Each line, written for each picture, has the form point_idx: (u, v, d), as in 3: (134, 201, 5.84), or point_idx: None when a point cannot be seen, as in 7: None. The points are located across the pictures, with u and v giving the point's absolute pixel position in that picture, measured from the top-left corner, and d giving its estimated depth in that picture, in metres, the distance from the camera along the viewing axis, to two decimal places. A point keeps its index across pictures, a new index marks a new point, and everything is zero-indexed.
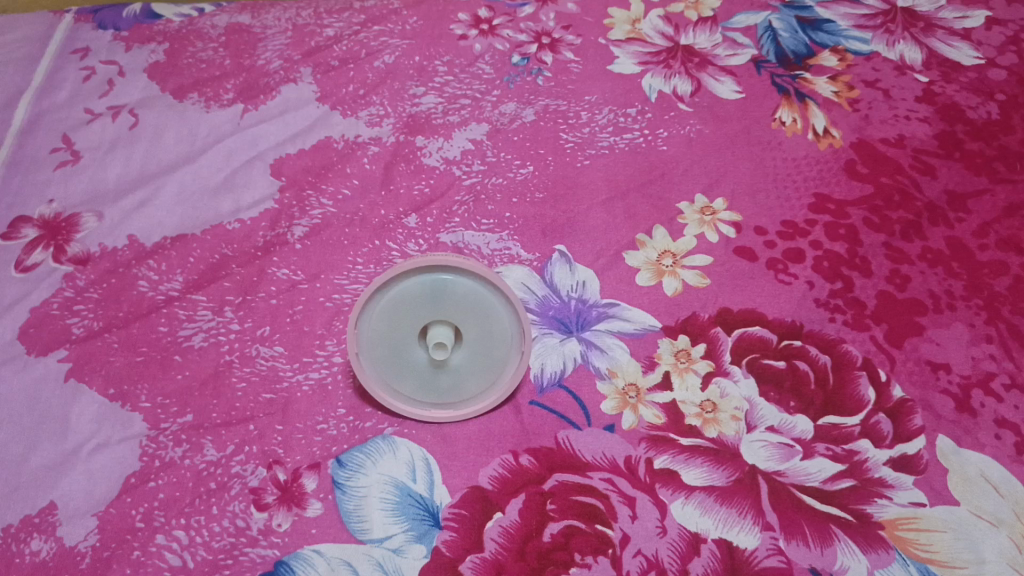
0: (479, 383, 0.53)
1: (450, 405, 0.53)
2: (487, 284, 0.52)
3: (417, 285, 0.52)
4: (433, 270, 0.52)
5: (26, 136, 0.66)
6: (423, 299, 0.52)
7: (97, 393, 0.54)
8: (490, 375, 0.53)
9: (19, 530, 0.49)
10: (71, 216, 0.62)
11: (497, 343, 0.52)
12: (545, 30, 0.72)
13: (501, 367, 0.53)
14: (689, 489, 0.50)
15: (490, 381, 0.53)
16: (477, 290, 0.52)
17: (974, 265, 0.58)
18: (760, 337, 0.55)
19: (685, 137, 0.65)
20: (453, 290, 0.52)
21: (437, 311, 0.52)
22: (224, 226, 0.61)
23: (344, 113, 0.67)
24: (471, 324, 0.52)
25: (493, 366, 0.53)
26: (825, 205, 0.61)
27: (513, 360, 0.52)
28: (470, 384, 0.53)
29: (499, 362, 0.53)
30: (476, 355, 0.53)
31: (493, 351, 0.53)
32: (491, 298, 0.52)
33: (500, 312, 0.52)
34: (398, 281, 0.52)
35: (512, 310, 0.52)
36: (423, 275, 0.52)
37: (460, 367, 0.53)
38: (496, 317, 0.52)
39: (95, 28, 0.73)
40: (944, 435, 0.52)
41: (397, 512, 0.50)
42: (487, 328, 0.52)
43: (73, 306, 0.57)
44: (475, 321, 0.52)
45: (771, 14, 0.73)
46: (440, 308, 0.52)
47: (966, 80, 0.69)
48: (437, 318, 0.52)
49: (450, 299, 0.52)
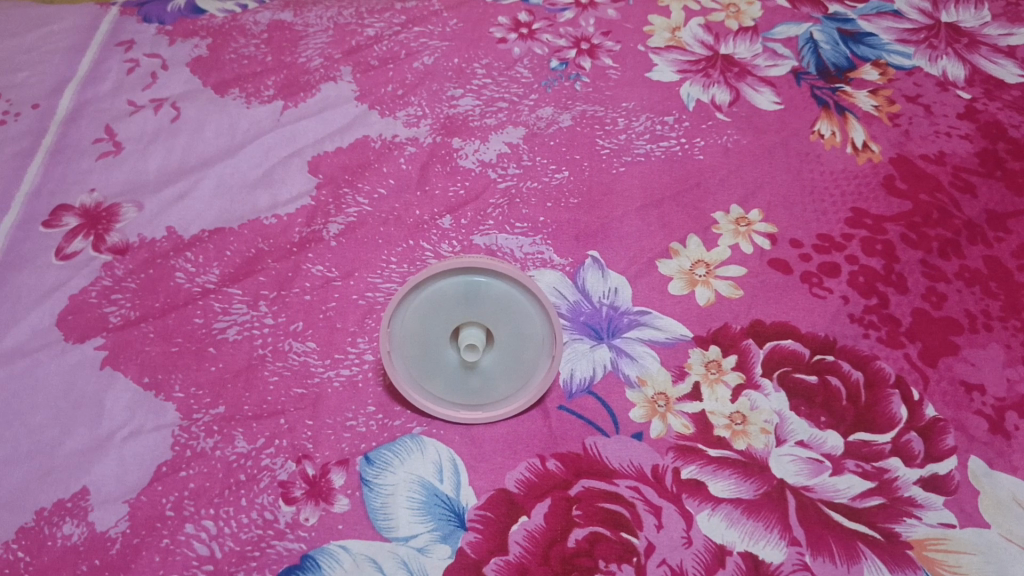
0: (510, 386, 0.53)
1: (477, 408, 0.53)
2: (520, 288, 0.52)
3: (451, 287, 0.52)
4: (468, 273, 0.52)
5: (70, 125, 0.67)
6: (457, 301, 0.52)
7: (132, 381, 0.54)
8: (520, 377, 0.53)
9: (52, 513, 0.50)
10: (112, 205, 0.63)
11: (528, 347, 0.53)
12: (584, 35, 0.72)
13: (531, 371, 0.53)
14: (715, 501, 0.50)
15: (520, 384, 0.53)
16: (512, 293, 0.52)
17: (1013, 286, 0.58)
18: (792, 351, 0.55)
19: (722, 147, 0.65)
20: (488, 293, 0.52)
21: (470, 313, 0.52)
22: (261, 221, 0.62)
23: (383, 113, 0.67)
24: (504, 326, 0.53)
25: (522, 369, 0.53)
26: (863, 220, 0.61)
27: (543, 364, 0.53)
28: (498, 388, 0.53)
29: (529, 365, 0.53)
30: (507, 357, 0.53)
31: (524, 355, 0.53)
32: (524, 302, 0.52)
33: (533, 317, 0.52)
34: (434, 281, 0.52)
35: (547, 315, 0.52)
36: (457, 276, 0.52)
37: (489, 369, 0.53)
38: (529, 320, 0.53)
39: (140, 22, 0.74)
40: (977, 456, 0.51)
41: (423, 511, 0.50)
42: (518, 333, 0.53)
43: (111, 295, 0.58)
44: (507, 324, 0.53)
45: (813, 26, 0.73)
46: (474, 310, 0.52)
47: (1010, 98, 0.68)
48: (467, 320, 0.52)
49: (484, 301, 0.52)
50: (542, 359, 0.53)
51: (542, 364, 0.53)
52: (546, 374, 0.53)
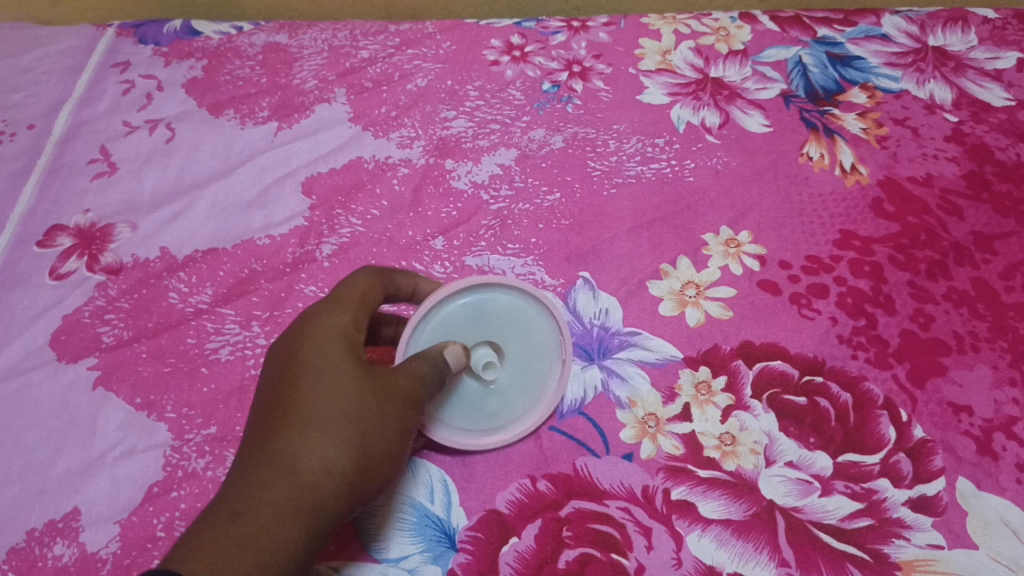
0: (526, 400, 0.54)
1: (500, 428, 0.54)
2: (524, 298, 0.54)
3: (459, 308, 0.53)
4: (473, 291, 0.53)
5: (65, 146, 0.68)
6: (466, 322, 0.53)
7: (124, 402, 0.55)
8: (536, 390, 0.54)
9: (43, 533, 0.51)
10: (106, 226, 0.64)
11: (537, 355, 0.54)
12: (576, 58, 0.73)
13: (546, 381, 0.55)
14: (705, 522, 0.50)
15: (536, 398, 0.54)
16: (517, 305, 0.54)
17: (1000, 307, 0.58)
18: (781, 372, 0.55)
19: (712, 169, 0.65)
20: (494, 308, 0.53)
21: (480, 336, 0.53)
22: (254, 241, 0.62)
23: (376, 134, 0.68)
24: (512, 340, 0.54)
25: (535, 379, 0.54)
26: (850, 242, 0.61)
27: (555, 373, 0.55)
28: (515, 401, 0.54)
29: (542, 375, 0.55)
30: (519, 373, 0.54)
31: (535, 364, 0.54)
32: (529, 311, 0.54)
33: (540, 326, 0.54)
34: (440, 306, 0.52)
35: (553, 319, 0.54)
36: (463, 297, 0.52)
37: (504, 386, 0.54)
38: (535, 329, 0.54)
39: (136, 43, 0.74)
40: (965, 477, 0.52)
41: (414, 532, 0.51)
42: (526, 346, 0.54)
43: (104, 315, 0.59)
44: (515, 339, 0.54)
45: (802, 50, 0.73)
46: (482, 327, 0.53)
47: (996, 121, 0.67)
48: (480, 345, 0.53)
49: (492, 321, 0.53)
50: (551, 362, 0.55)
51: (552, 367, 0.55)
52: (558, 376, 0.54)
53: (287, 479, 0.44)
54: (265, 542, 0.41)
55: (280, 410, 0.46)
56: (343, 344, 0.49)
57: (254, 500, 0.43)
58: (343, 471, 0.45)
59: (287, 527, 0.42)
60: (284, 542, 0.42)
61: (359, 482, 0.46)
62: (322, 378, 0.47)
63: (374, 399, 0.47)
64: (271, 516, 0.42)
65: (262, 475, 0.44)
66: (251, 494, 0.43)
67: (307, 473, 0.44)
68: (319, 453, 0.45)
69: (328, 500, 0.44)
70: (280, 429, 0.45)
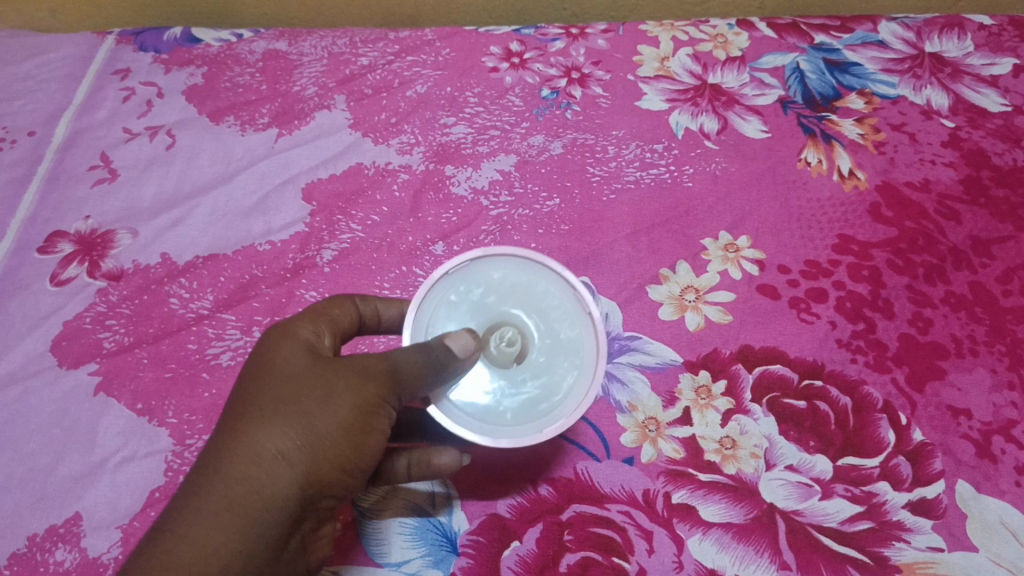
0: (570, 369, 0.46)
1: (556, 414, 0.44)
2: (517, 262, 0.48)
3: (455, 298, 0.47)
4: (463, 276, 0.47)
5: (65, 153, 0.68)
6: (469, 309, 0.47)
7: (125, 407, 0.55)
8: (577, 358, 0.46)
9: (45, 539, 0.51)
10: (107, 232, 0.64)
11: (561, 317, 0.47)
12: (575, 65, 0.73)
13: (582, 343, 0.46)
14: (706, 525, 0.50)
15: (580, 366, 0.46)
16: (513, 271, 0.48)
17: (998, 311, 0.58)
18: (780, 376, 0.56)
19: (710, 174, 0.66)
20: (493, 284, 0.47)
21: (487, 318, 0.47)
22: (255, 247, 0.63)
23: (376, 141, 0.68)
24: (529, 310, 0.47)
25: (570, 346, 0.46)
26: (849, 246, 0.62)
27: (589, 333, 0.46)
28: (559, 378, 0.45)
29: (575, 340, 0.46)
30: (550, 346, 0.46)
31: (559, 329, 0.47)
32: (530, 274, 0.48)
33: (548, 286, 0.47)
34: (434, 300, 0.47)
35: (557, 273, 0.47)
36: (454, 285, 0.47)
37: (539, 364, 0.46)
38: (543, 291, 0.47)
39: (136, 51, 0.74)
40: (964, 480, 0.52)
41: (416, 537, 0.51)
42: (542, 311, 0.47)
43: (105, 321, 0.59)
44: (526, 308, 0.47)
45: (799, 56, 0.73)
46: (490, 308, 0.47)
47: (993, 126, 0.68)
48: (491, 327, 0.46)
49: (491, 298, 0.47)
50: (580, 321, 0.47)
51: (584, 328, 0.46)
52: (594, 332, 0.46)
53: (224, 480, 0.39)
54: (192, 561, 0.37)
55: (224, 410, 0.42)
56: (298, 347, 0.45)
57: (187, 508, 0.38)
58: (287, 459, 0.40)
59: (220, 535, 0.38)
60: (216, 550, 0.38)
61: (308, 465, 0.41)
62: (266, 373, 0.43)
63: (319, 380, 0.43)
64: (200, 522, 0.38)
65: (196, 479, 0.39)
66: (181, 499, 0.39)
67: (243, 469, 0.40)
68: (260, 445, 0.40)
69: (275, 493, 0.40)
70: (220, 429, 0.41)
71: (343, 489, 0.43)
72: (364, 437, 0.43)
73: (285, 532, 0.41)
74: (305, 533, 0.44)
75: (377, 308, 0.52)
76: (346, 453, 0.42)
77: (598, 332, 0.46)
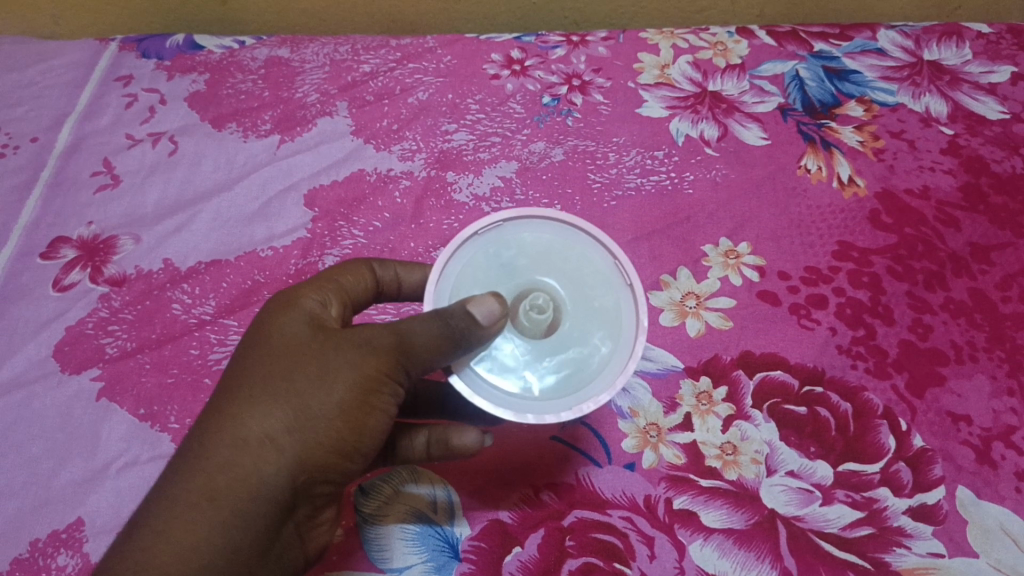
0: (604, 340, 0.43)
1: (589, 389, 0.42)
2: (549, 227, 0.46)
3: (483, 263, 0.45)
4: (491, 241, 0.45)
5: (68, 158, 0.68)
6: (497, 275, 0.45)
7: (128, 412, 0.56)
8: (611, 328, 0.44)
9: (47, 544, 0.51)
10: (110, 238, 0.64)
11: (595, 285, 0.45)
12: (576, 72, 0.73)
13: (616, 312, 0.44)
14: (707, 531, 0.50)
15: (615, 337, 0.43)
16: (545, 236, 0.46)
17: (997, 318, 0.59)
18: (781, 382, 0.56)
19: (711, 181, 0.66)
20: (522, 250, 0.45)
21: (517, 283, 0.44)
22: (257, 253, 0.63)
23: (378, 147, 0.68)
24: (560, 278, 0.45)
25: (604, 316, 0.44)
26: (849, 253, 0.62)
27: (624, 301, 0.44)
28: (593, 348, 0.43)
29: (609, 309, 0.44)
30: (583, 315, 0.44)
31: (593, 297, 0.44)
32: (562, 240, 0.46)
33: (581, 251, 0.45)
34: (460, 266, 0.45)
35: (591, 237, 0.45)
36: (482, 250, 0.45)
37: (571, 334, 0.44)
38: (578, 257, 0.45)
39: (139, 57, 0.74)
40: (964, 486, 0.52)
41: (417, 542, 0.51)
42: (576, 278, 0.45)
43: (107, 326, 0.59)
44: (559, 274, 0.45)
45: (798, 63, 0.73)
46: (519, 274, 0.45)
47: (992, 133, 0.68)
48: (521, 293, 0.44)
49: (522, 263, 0.45)
50: (616, 290, 0.45)
51: (620, 297, 0.44)
52: (630, 302, 0.44)
53: (207, 466, 0.40)
54: (169, 551, 0.38)
55: (221, 389, 0.43)
56: (301, 319, 0.45)
57: (168, 495, 0.40)
58: (274, 443, 0.41)
59: (200, 522, 0.39)
60: (194, 538, 0.39)
61: (296, 449, 0.41)
62: (265, 350, 0.43)
63: (315, 357, 0.43)
64: (180, 509, 0.39)
65: (181, 465, 0.41)
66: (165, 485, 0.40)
67: (227, 455, 0.40)
68: (248, 428, 0.41)
69: (261, 479, 0.41)
70: (213, 411, 0.42)
71: (340, 472, 0.43)
72: (359, 416, 0.43)
73: (275, 515, 0.42)
74: (303, 517, 0.44)
75: (397, 274, 0.51)
76: (341, 436, 0.42)
77: (635, 302, 0.44)
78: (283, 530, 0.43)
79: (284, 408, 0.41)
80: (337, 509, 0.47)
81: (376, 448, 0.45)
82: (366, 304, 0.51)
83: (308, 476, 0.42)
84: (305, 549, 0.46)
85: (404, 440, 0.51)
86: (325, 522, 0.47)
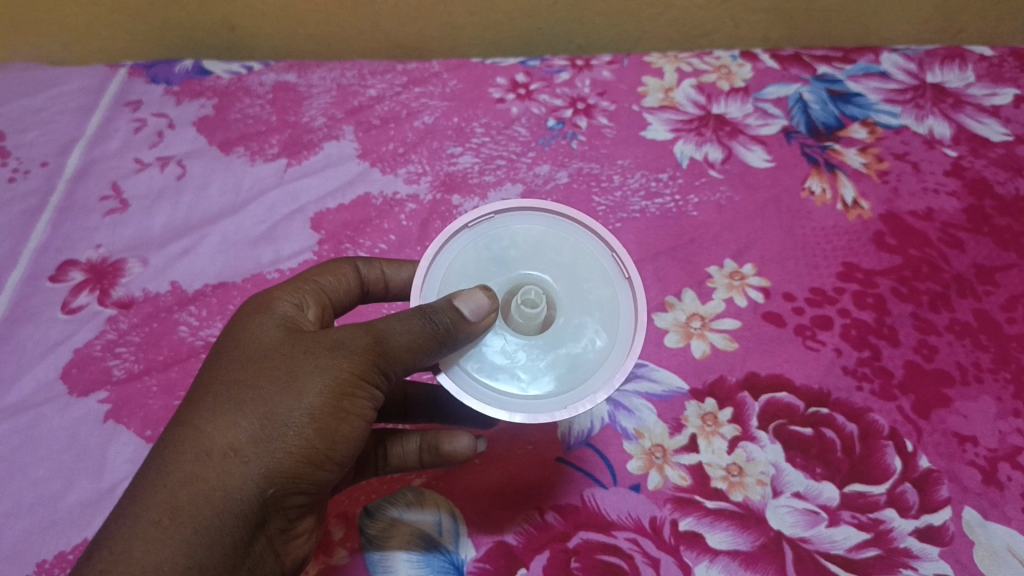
0: (600, 335, 0.43)
1: (584, 388, 0.41)
2: (544, 219, 0.45)
3: (475, 258, 0.44)
4: (484, 234, 0.45)
5: (77, 183, 0.69)
6: (489, 270, 0.44)
7: (134, 434, 0.56)
8: (607, 323, 0.43)
9: (53, 565, 0.51)
10: (117, 261, 0.65)
11: (590, 279, 0.44)
12: (580, 96, 0.73)
13: (613, 306, 0.43)
14: (713, 553, 0.50)
15: (612, 332, 0.43)
16: (539, 230, 0.45)
17: (1003, 339, 0.59)
18: (787, 403, 0.56)
19: (715, 204, 0.66)
20: (515, 243, 0.45)
21: (508, 277, 0.44)
22: (264, 276, 0.63)
23: (384, 171, 0.69)
24: (555, 271, 0.44)
25: (600, 310, 0.43)
26: (854, 274, 0.62)
27: (621, 294, 0.43)
28: (587, 344, 0.42)
29: (605, 303, 0.43)
30: (578, 309, 0.43)
31: (589, 291, 0.44)
32: (556, 233, 0.45)
33: (576, 244, 0.45)
34: (451, 261, 0.44)
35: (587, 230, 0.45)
36: (474, 244, 0.45)
37: (566, 329, 0.43)
38: (572, 251, 0.45)
39: (148, 82, 0.75)
40: (971, 507, 0.52)
41: (422, 564, 0.51)
42: (569, 271, 0.44)
43: (115, 348, 0.60)
44: (553, 268, 0.44)
45: (802, 86, 0.73)
46: (511, 268, 0.44)
47: (995, 155, 0.68)
48: (513, 288, 0.44)
49: (514, 256, 0.44)
50: (611, 283, 0.44)
51: (616, 290, 0.44)
52: (627, 296, 0.43)
53: (168, 480, 0.36)
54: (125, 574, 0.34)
55: (185, 398, 0.39)
56: (273, 323, 0.41)
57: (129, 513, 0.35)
58: (240, 454, 0.37)
59: (160, 543, 0.35)
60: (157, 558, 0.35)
61: (264, 459, 0.37)
62: (233, 356, 0.40)
63: (286, 361, 0.39)
64: (137, 531, 0.35)
65: (140, 483, 0.36)
66: (124, 504, 0.36)
67: (191, 468, 0.36)
68: (210, 439, 0.37)
69: (226, 492, 0.36)
70: (176, 423, 0.38)
71: (315, 483, 0.40)
72: (336, 420, 0.39)
73: (244, 531, 0.37)
74: (276, 532, 0.40)
75: (383, 274, 0.50)
76: (315, 445, 0.38)
77: (632, 295, 0.43)
78: (254, 546, 0.39)
79: (250, 415, 0.38)
80: (314, 519, 0.44)
81: (355, 457, 0.41)
82: (352, 306, 0.50)
83: (280, 489, 0.38)
84: (280, 564, 0.42)
85: (397, 447, 0.49)
86: (303, 534, 0.43)
